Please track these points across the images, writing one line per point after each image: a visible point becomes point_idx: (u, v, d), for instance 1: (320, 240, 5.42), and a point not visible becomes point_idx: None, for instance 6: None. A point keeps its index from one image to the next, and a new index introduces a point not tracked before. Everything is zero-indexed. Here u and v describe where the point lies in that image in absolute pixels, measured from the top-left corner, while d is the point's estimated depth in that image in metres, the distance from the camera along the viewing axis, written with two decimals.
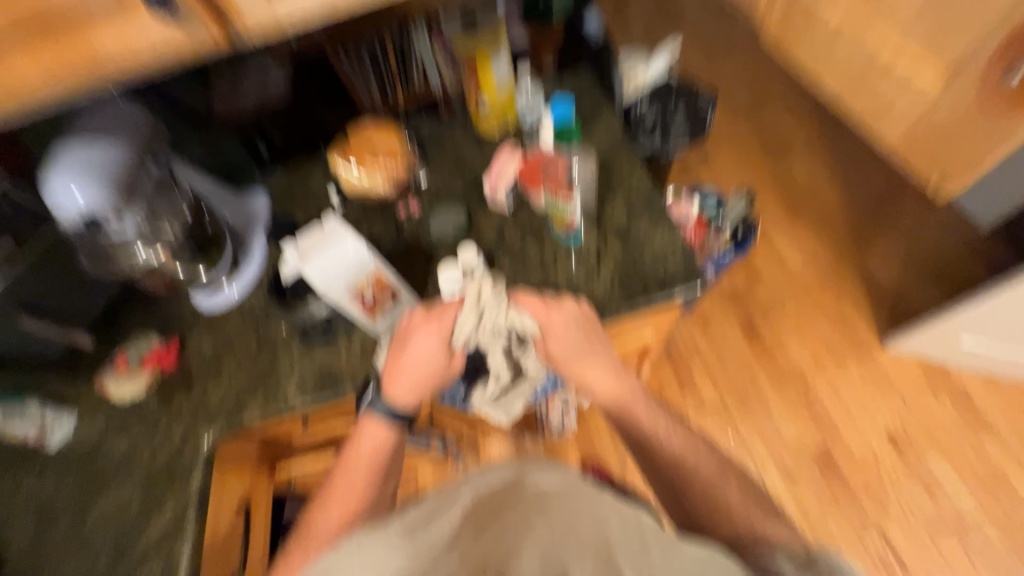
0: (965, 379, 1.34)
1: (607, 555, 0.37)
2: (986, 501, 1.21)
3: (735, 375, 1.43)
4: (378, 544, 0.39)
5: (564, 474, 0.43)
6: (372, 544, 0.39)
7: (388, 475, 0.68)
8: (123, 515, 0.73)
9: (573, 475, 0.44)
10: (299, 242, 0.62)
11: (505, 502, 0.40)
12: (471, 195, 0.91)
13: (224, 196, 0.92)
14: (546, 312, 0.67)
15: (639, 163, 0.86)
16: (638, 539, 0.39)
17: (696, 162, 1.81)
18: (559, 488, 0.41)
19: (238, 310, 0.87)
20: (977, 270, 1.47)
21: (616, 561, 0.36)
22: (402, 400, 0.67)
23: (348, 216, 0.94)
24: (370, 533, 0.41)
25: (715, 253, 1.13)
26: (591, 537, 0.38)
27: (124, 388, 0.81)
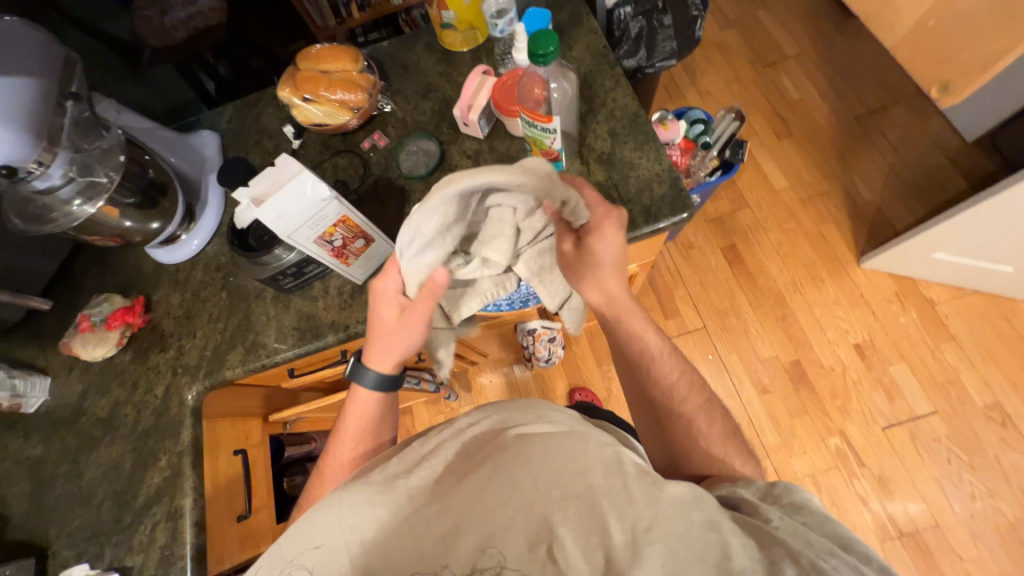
0: (933, 292, 1.39)
1: (588, 499, 0.38)
2: (940, 400, 1.30)
3: (716, 300, 1.46)
4: (373, 488, 0.46)
5: (554, 428, 0.48)
6: (364, 491, 0.45)
7: (382, 427, 0.70)
8: (118, 470, 0.73)
9: (561, 429, 0.47)
10: (253, 186, 0.56)
11: (491, 452, 0.45)
12: (442, 123, 0.83)
13: (165, 136, 0.83)
14: (599, 209, 0.59)
15: (623, 78, 0.79)
16: (621, 484, 0.39)
17: (683, 79, 1.69)
18: (543, 439, 0.45)
19: (202, 261, 0.83)
20: (958, 183, 1.46)
21: (596, 504, 0.38)
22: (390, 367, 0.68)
23: (308, 154, 0.85)
24: (368, 479, 0.47)
25: (702, 177, 1.08)
26: (569, 482, 0.40)
27: (94, 349, 0.77)
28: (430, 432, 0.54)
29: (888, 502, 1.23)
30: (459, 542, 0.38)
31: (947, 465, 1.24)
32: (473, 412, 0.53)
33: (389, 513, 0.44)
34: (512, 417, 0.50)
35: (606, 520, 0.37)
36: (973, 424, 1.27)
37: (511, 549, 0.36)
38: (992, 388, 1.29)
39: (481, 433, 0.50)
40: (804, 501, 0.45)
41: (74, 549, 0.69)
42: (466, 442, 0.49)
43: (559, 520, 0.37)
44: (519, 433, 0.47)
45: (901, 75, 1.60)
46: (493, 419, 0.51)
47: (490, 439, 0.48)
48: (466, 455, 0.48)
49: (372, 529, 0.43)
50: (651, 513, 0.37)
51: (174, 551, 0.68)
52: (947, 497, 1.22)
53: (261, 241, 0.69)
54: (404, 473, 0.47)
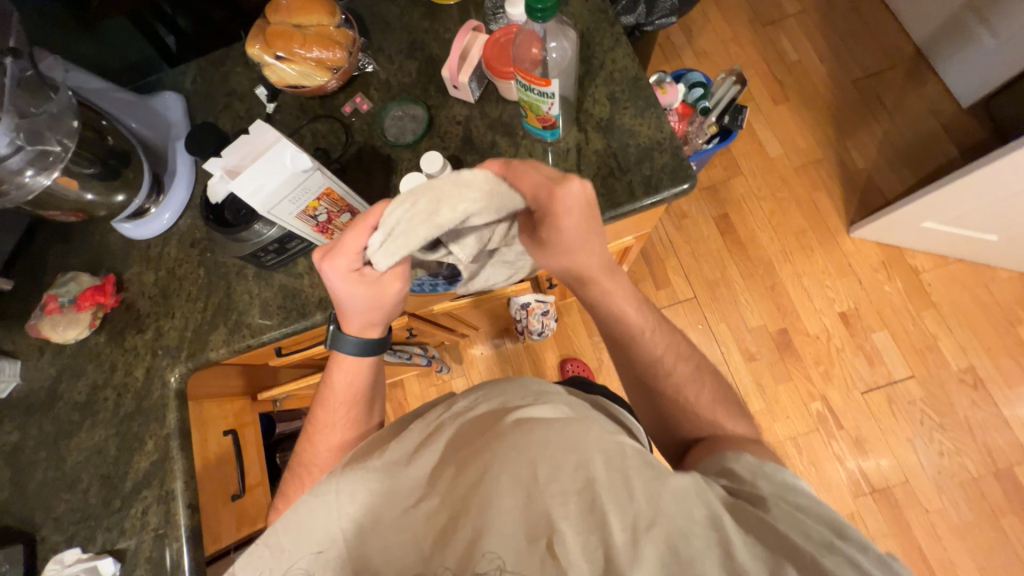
0: (918, 260, 1.41)
1: (589, 495, 0.37)
2: (918, 365, 1.35)
3: (707, 270, 1.46)
4: (370, 477, 0.45)
5: (556, 414, 0.46)
6: (362, 480, 0.44)
7: (371, 403, 0.68)
8: (103, 455, 0.71)
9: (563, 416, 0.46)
10: (226, 157, 0.51)
11: (488, 439, 0.43)
12: (428, 85, 0.77)
13: (123, 99, 0.77)
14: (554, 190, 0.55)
15: (623, 36, 0.73)
16: (622, 479, 0.39)
17: (680, 39, 1.61)
18: (544, 426, 0.43)
19: (175, 236, 0.78)
20: (950, 150, 1.45)
21: (596, 499, 0.37)
22: (369, 332, 0.64)
23: (285, 119, 0.79)
24: (364, 468, 0.46)
25: (699, 144, 1.06)
26: (571, 476, 0.38)
27: (66, 332, 0.73)
28: (427, 416, 0.52)
29: (863, 460, 1.30)
30: (457, 537, 0.37)
31: (920, 425, 1.30)
32: (470, 395, 0.52)
33: (385, 501, 0.43)
34: (512, 401, 0.48)
35: (607, 516, 0.36)
36: (947, 388, 1.33)
37: (511, 548, 0.36)
38: (966, 353, 1.34)
39: (480, 417, 0.48)
40: (795, 483, 0.45)
41: (63, 534, 0.68)
42: (465, 425, 0.48)
43: (559, 515, 0.36)
44: (518, 419, 0.45)
45: (900, 37, 1.56)
46: (492, 403, 0.49)
47: (490, 423, 0.46)
48: (463, 440, 0.46)
49: (369, 520, 0.42)
50: (651, 511, 0.37)
51: (168, 533, 0.68)
52: (918, 455, 1.29)
53: (238, 215, 0.64)
54: (400, 460, 0.46)
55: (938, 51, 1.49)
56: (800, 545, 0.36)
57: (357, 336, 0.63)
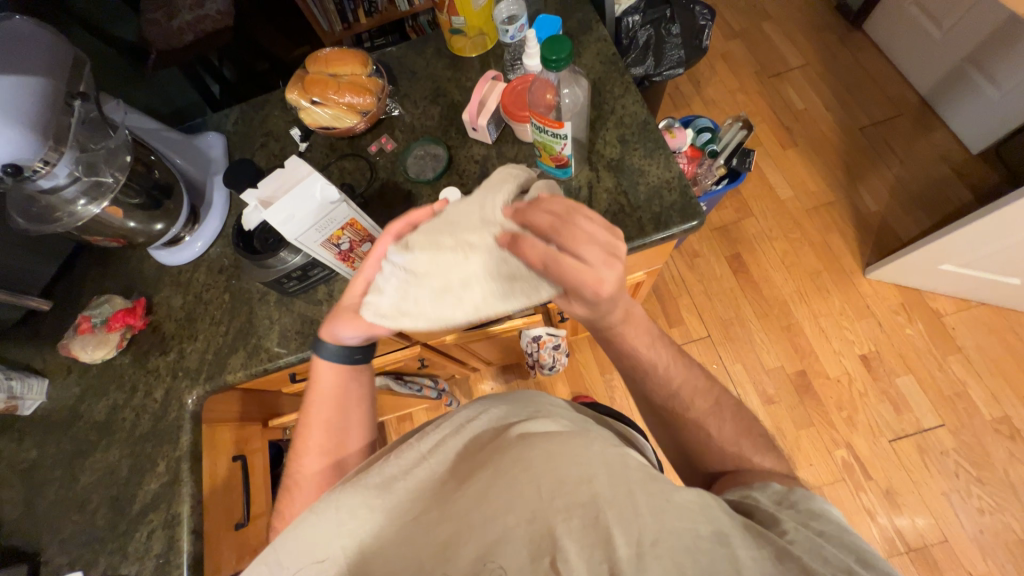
0: (940, 303, 1.38)
1: (592, 510, 0.36)
2: (948, 413, 1.29)
3: (721, 309, 1.45)
4: (370, 491, 0.44)
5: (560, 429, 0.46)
6: (360, 494, 0.44)
7: (349, 409, 0.67)
8: (114, 477, 0.72)
9: (565, 430, 0.46)
10: (261, 188, 0.55)
11: (492, 454, 0.44)
12: (449, 128, 0.83)
13: (171, 138, 0.84)
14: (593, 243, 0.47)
15: (632, 85, 0.78)
16: (626, 493, 0.38)
17: (688, 89, 1.70)
18: (546, 440, 0.43)
19: (205, 263, 0.82)
20: (964, 195, 1.45)
21: (600, 514, 0.36)
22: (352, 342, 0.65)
23: (315, 157, 0.85)
24: (364, 479, 0.45)
25: (708, 185, 1.09)
26: (573, 491, 0.38)
27: (93, 352, 0.76)
28: (429, 426, 0.52)
29: (897, 516, 1.21)
30: (460, 552, 0.37)
31: (956, 479, 1.22)
32: (473, 407, 0.53)
33: (388, 517, 0.43)
34: (515, 418, 0.49)
35: (611, 532, 0.35)
36: (983, 438, 1.26)
37: (513, 562, 0.35)
38: (1000, 401, 1.28)
39: (484, 431, 0.49)
40: (820, 509, 0.43)
41: (67, 556, 0.68)
42: (470, 443, 0.48)
43: (562, 532, 0.36)
44: (522, 432, 0.45)
45: (903, 88, 1.61)
46: (496, 417, 0.50)
47: (493, 439, 0.47)
48: (465, 454, 0.47)
49: (371, 535, 0.42)
50: (657, 527, 0.35)
51: (170, 560, 0.67)
52: (956, 512, 1.20)
53: (267, 243, 0.68)
54: (401, 471, 0.46)
55: (942, 100, 1.53)
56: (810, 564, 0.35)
57: (335, 342, 0.65)
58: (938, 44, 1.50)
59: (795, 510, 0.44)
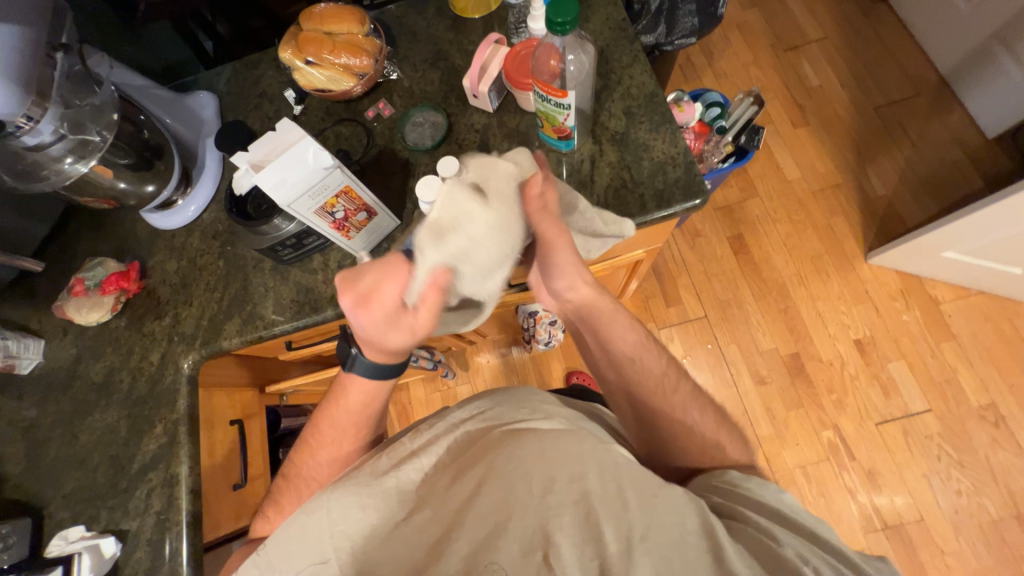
0: (939, 290, 1.38)
1: (584, 508, 0.38)
2: (936, 398, 1.31)
3: (719, 290, 1.45)
4: (362, 490, 0.45)
5: (552, 426, 0.48)
6: (353, 493, 0.45)
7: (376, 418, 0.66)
8: (114, 436, 0.73)
9: (558, 427, 0.47)
10: (253, 151, 0.53)
11: (484, 450, 0.45)
12: (449, 94, 0.80)
13: (160, 96, 0.81)
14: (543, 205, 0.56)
15: (641, 54, 0.75)
16: (616, 490, 0.39)
17: (700, 60, 1.63)
18: (539, 438, 0.44)
19: (199, 228, 0.80)
20: (974, 181, 1.42)
21: (592, 511, 0.38)
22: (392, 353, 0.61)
23: (310, 121, 0.82)
24: (356, 481, 0.46)
25: (714, 163, 1.06)
26: (566, 488, 0.39)
27: (88, 314, 0.75)
28: (423, 425, 0.55)
29: (876, 495, 1.25)
30: (453, 548, 0.37)
31: (938, 462, 1.26)
32: (468, 405, 0.55)
33: (382, 514, 0.44)
34: (506, 415, 0.51)
35: (602, 527, 0.36)
36: (968, 425, 1.28)
37: (508, 555, 0.36)
38: (988, 389, 1.30)
39: (475, 427, 0.51)
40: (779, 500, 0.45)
41: (70, 511, 0.70)
42: (460, 439, 0.50)
43: (555, 527, 0.37)
44: (511, 429, 0.47)
45: (922, 67, 1.55)
46: (487, 413, 0.52)
47: (482, 435, 0.49)
48: (456, 451, 0.49)
49: (363, 535, 0.42)
50: (646, 522, 0.37)
51: (170, 517, 0.69)
52: (934, 493, 1.24)
53: (260, 210, 0.66)
54: (392, 469, 0.48)
55: (964, 81, 1.48)
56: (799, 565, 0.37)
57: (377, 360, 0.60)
58: (964, 20, 1.43)
59: (758, 497, 0.46)
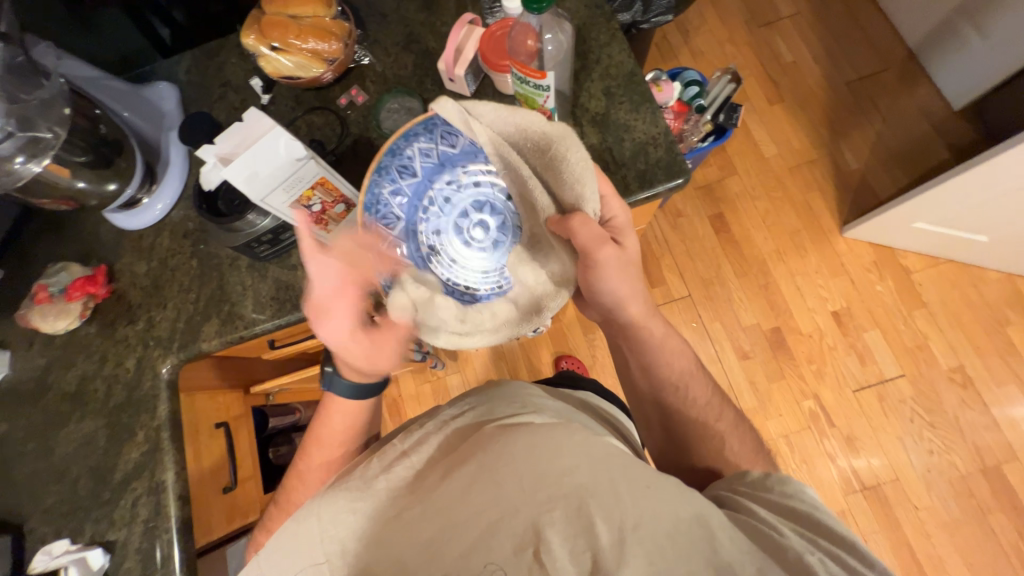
0: (910, 260, 1.43)
1: (576, 500, 0.37)
2: (908, 363, 1.36)
3: (702, 269, 1.47)
4: (352, 495, 0.45)
5: (544, 421, 0.49)
6: (344, 497, 0.44)
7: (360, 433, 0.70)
8: (93, 446, 0.70)
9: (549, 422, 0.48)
10: (220, 144, 0.51)
11: (474, 448, 0.45)
12: (424, 78, 0.77)
13: (116, 88, 0.76)
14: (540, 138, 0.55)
15: (619, 32, 0.74)
16: (608, 481, 0.39)
17: (676, 38, 1.62)
18: (530, 434, 0.45)
19: (168, 227, 0.77)
20: (941, 152, 1.46)
21: (584, 505, 0.37)
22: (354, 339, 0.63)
23: (279, 111, 0.79)
24: (347, 485, 0.46)
25: (693, 142, 1.06)
26: (557, 482, 0.39)
27: (55, 322, 0.72)
28: (414, 427, 0.55)
29: (854, 458, 1.31)
30: (444, 550, 0.37)
31: (910, 424, 1.32)
32: (457, 404, 0.56)
33: (371, 516, 0.43)
34: (497, 413, 0.51)
35: (593, 520, 0.36)
36: (938, 388, 1.34)
37: (500, 554, 0.36)
38: (957, 353, 1.36)
39: (465, 426, 0.52)
40: (794, 491, 0.46)
41: (52, 525, 0.68)
42: (452, 438, 0.50)
43: (546, 522, 0.36)
44: (501, 426, 0.48)
45: (892, 40, 1.58)
46: (477, 412, 0.53)
47: (472, 432, 0.49)
48: (448, 449, 0.49)
49: (353, 539, 0.41)
50: (638, 512, 0.36)
51: (158, 524, 0.67)
52: (908, 453, 1.30)
53: (232, 205, 0.64)
54: (383, 471, 0.47)
55: (931, 54, 1.51)
56: (803, 554, 0.38)
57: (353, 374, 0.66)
58: None
59: (767, 492, 0.47)
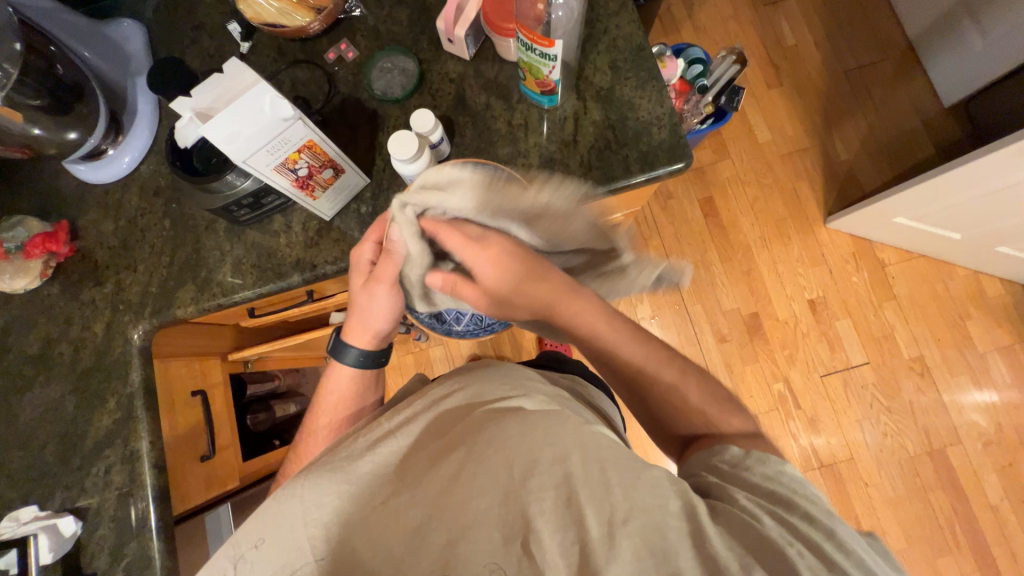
0: (886, 254, 1.47)
1: (565, 491, 0.38)
2: (874, 351, 1.43)
3: (688, 252, 1.48)
4: (337, 478, 0.44)
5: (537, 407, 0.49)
6: (328, 481, 0.43)
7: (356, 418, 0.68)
8: (59, 412, 0.67)
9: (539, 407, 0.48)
10: (197, 96, 0.47)
11: (464, 433, 0.45)
12: (420, 37, 0.72)
13: (73, 23, 0.68)
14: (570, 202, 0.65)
15: (628, 1, 0.70)
16: (599, 472, 0.39)
17: (680, 11, 1.57)
18: (521, 419, 0.45)
19: (137, 183, 0.71)
20: (928, 148, 1.48)
21: (574, 495, 0.38)
22: (382, 323, 0.66)
23: (261, 62, 0.73)
24: (332, 467, 0.45)
25: (692, 124, 1.07)
26: (546, 471, 0.39)
27: (13, 280, 0.67)
28: (399, 407, 0.54)
29: (815, 437, 1.39)
30: (432, 538, 0.38)
31: (869, 408, 1.40)
32: (445, 382, 0.55)
33: (356, 502, 0.42)
34: (487, 394, 0.51)
35: (583, 513, 0.37)
36: (898, 375, 1.41)
37: (489, 547, 0.36)
38: (919, 343, 1.43)
39: (456, 407, 0.51)
40: (776, 474, 0.45)
41: (18, 491, 0.65)
42: (441, 420, 0.50)
43: (534, 513, 0.37)
44: (491, 410, 0.48)
45: (893, 30, 1.56)
46: (467, 393, 0.52)
47: (463, 415, 0.49)
48: (437, 432, 0.48)
49: (339, 523, 0.41)
50: (628, 505, 0.37)
51: (133, 492, 0.66)
52: (864, 435, 1.38)
53: (209, 164, 0.60)
54: (369, 452, 0.46)
55: (929, 48, 1.50)
56: (784, 549, 0.37)
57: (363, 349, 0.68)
58: None
59: (749, 475, 0.45)
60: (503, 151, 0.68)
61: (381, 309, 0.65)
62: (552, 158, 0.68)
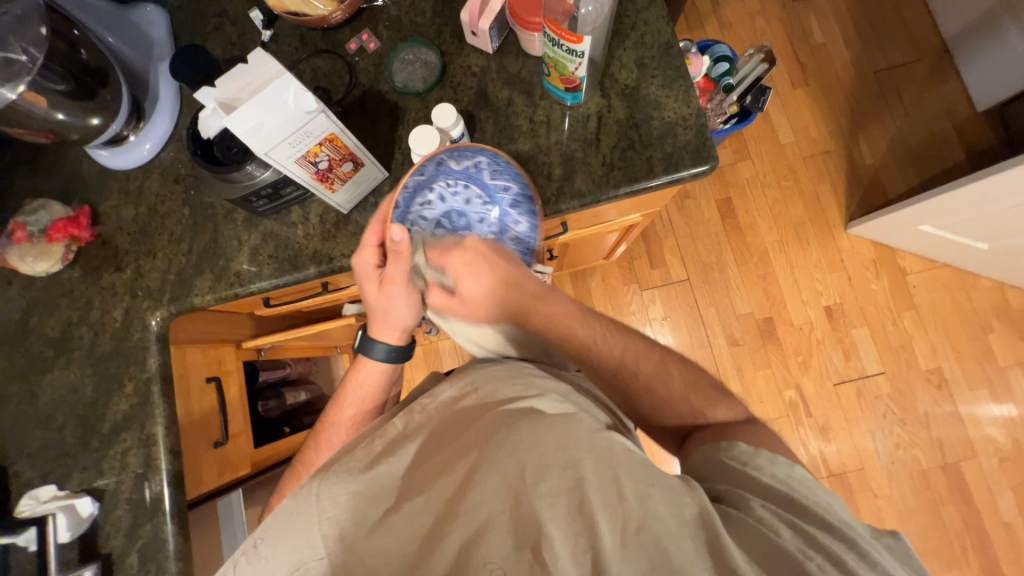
0: (908, 262, 1.43)
1: (578, 497, 0.37)
2: (890, 361, 1.40)
3: (704, 254, 1.46)
4: (351, 478, 0.44)
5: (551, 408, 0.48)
6: (343, 481, 0.43)
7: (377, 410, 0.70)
8: (79, 395, 0.68)
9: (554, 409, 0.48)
10: (221, 87, 0.46)
11: (478, 436, 0.45)
12: (442, 29, 0.71)
13: (98, 8, 0.68)
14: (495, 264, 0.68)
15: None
16: (612, 478, 0.39)
17: (706, 6, 1.53)
18: (534, 421, 0.44)
19: (157, 170, 0.71)
20: (957, 154, 1.44)
21: (585, 500, 0.37)
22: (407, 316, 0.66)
23: (283, 52, 0.72)
24: (347, 468, 0.45)
25: (716, 124, 1.05)
26: (559, 476, 0.39)
27: (36, 264, 0.68)
28: (412, 406, 0.54)
29: (825, 445, 1.37)
30: (446, 541, 0.38)
31: (882, 419, 1.37)
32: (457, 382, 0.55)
33: (368, 502, 0.42)
34: (501, 395, 0.51)
35: (596, 519, 0.36)
36: (914, 386, 1.39)
37: (502, 552, 0.36)
38: (937, 355, 1.39)
39: (469, 407, 0.51)
40: (786, 473, 0.43)
41: (38, 470, 0.67)
42: (453, 421, 0.49)
43: (546, 518, 0.37)
44: (506, 411, 0.47)
45: (927, 30, 1.51)
46: (480, 392, 0.52)
47: (477, 415, 0.48)
48: (449, 433, 0.48)
49: (352, 522, 0.41)
50: (641, 513, 0.37)
51: (149, 474, 0.67)
52: (875, 445, 1.36)
53: (229, 154, 0.59)
54: (384, 454, 0.47)
55: (964, 49, 1.45)
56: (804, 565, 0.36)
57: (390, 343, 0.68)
58: None
59: (758, 471, 0.43)
60: (523, 147, 0.67)
61: (401, 306, 0.65)
62: (573, 156, 0.66)
